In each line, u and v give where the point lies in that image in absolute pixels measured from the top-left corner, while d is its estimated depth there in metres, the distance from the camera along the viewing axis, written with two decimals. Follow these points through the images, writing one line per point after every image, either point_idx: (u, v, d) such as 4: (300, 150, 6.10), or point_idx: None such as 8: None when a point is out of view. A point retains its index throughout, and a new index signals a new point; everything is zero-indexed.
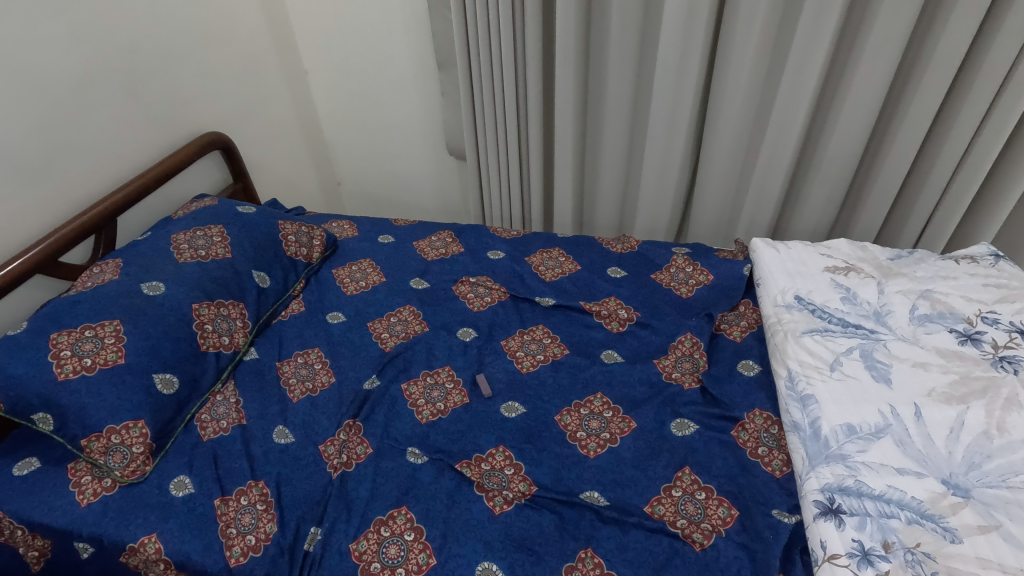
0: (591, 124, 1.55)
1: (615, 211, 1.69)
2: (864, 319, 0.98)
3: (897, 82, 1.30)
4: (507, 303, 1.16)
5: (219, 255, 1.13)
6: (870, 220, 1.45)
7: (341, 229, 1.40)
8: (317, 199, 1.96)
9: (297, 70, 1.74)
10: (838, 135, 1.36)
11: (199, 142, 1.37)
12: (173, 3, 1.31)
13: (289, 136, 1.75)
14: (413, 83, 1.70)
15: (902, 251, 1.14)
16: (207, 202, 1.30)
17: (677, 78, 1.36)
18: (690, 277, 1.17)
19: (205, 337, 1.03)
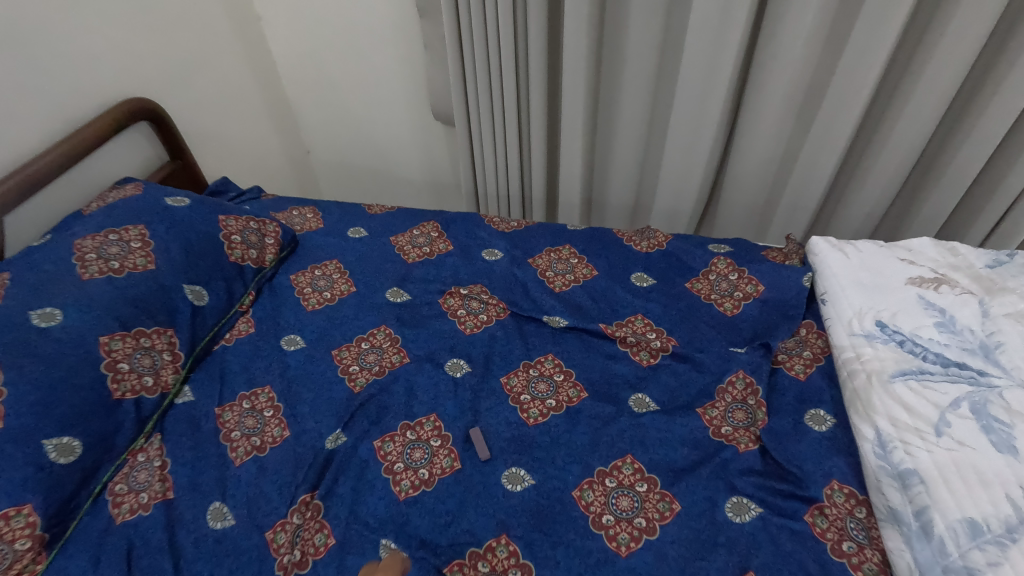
0: (606, 86, 1.27)
1: (631, 190, 1.43)
2: (969, 355, 0.76)
3: (999, 31, 1.02)
4: (508, 323, 0.92)
5: (139, 266, 0.88)
6: (941, 204, 1.21)
7: (304, 220, 1.15)
8: (288, 175, 1.69)
9: (248, 18, 1.42)
10: (915, 102, 1.09)
11: (117, 113, 1.08)
12: None
13: (244, 98, 1.46)
14: (389, 32, 1.40)
15: (1002, 255, 0.91)
16: (130, 190, 1.02)
17: (717, 28, 1.08)
18: (733, 287, 0.94)
19: (119, 381, 0.80)
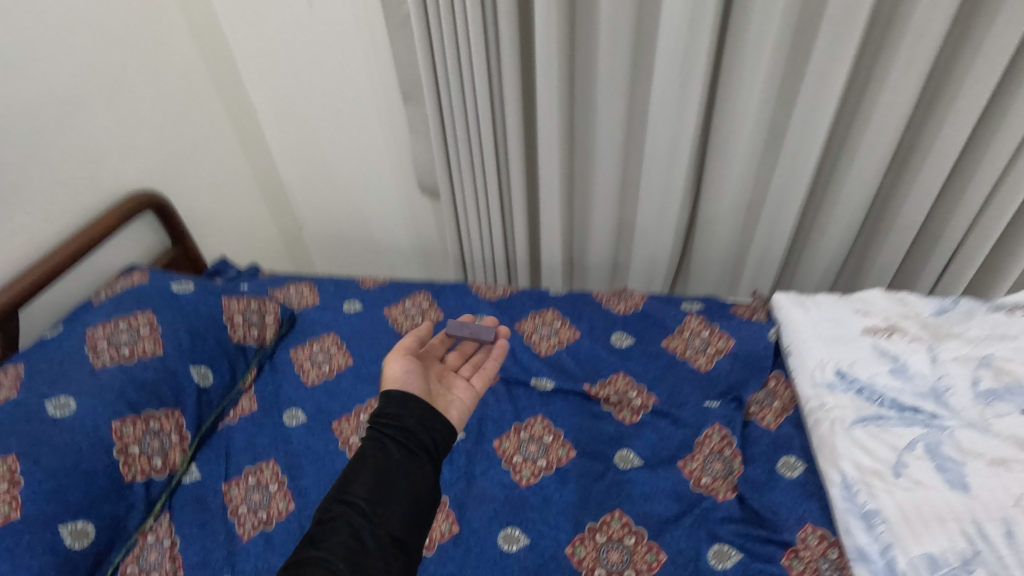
0: (580, 158, 1.38)
1: (610, 251, 1.52)
2: (921, 400, 0.83)
3: (923, 102, 1.15)
4: (498, 388, 0.98)
5: (147, 352, 0.94)
6: (892, 253, 1.31)
7: (300, 296, 1.22)
8: (281, 250, 1.76)
9: (244, 109, 1.53)
10: (858, 166, 1.21)
11: (126, 207, 1.16)
12: (89, 48, 1.12)
13: (240, 180, 1.55)
14: (377, 117, 1.51)
15: (945, 303, 1.00)
16: (134, 279, 1.08)
17: (677, 108, 1.19)
18: (707, 344, 1.01)
19: (130, 464, 0.84)
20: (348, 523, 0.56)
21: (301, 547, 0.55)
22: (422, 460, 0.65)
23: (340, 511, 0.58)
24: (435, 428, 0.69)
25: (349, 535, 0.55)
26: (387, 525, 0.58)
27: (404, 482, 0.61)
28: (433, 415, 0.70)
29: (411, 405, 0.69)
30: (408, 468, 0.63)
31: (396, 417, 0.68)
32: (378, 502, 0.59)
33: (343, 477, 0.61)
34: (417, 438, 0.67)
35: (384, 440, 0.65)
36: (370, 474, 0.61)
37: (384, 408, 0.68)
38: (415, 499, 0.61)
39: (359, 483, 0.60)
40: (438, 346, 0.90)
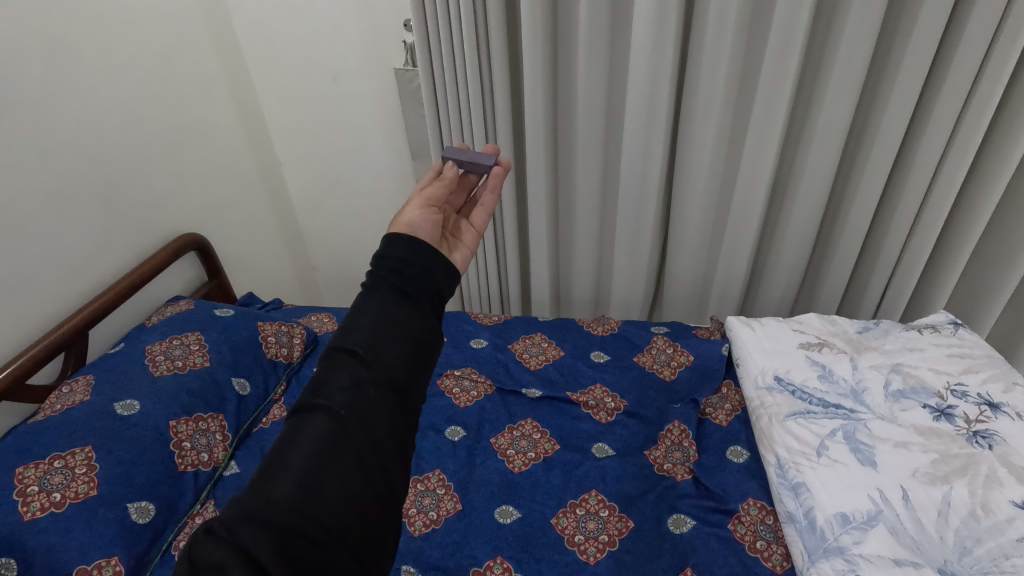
0: (564, 206, 1.60)
1: (592, 286, 1.72)
2: (843, 398, 1.01)
3: (845, 160, 1.39)
4: (494, 396, 1.15)
5: (196, 364, 1.11)
6: (834, 287, 1.52)
7: (322, 323, 1.41)
8: (296, 288, 1.94)
9: (272, 165, 1.75)
10: (796, 212, 1.43)
11: (175, 246, 1.38)
12: (150, 115, 1.35)
13: (264, 226, 1.75)
14: (388, 171, 1.74)
15: (868, 323, 1.20)
16: (182, 304, 1.28)
17: (643, 165, 1.42)
18: (671, 358, 1.20)
19: (183, 456, 0.99)
20: (347, 369, 0.52)
21: (302, 395, 0.51)
22: (427, 306, 0.60)
23: (339, 357, 0.53)
24: (445, 272, 0.63)
25: (350, 383, 0.51)
26: (389, 371, 0.53)
27: (406, 328, 0.56)
28: (444, 262, 0.64)
29: (421, 250, 0.63)
30: (414, 309, 0.58)
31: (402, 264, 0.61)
32: (378, 347, 0.54)
33: (343, 322, 0.56)
34: (420, 288, 0.61)
35: (384, 285, 0.59)
36: (372, 318, 0.55)
37: (391, 248, 0.62)
38: (420, 342, 0.57)
39: (357, 331, 0.54)
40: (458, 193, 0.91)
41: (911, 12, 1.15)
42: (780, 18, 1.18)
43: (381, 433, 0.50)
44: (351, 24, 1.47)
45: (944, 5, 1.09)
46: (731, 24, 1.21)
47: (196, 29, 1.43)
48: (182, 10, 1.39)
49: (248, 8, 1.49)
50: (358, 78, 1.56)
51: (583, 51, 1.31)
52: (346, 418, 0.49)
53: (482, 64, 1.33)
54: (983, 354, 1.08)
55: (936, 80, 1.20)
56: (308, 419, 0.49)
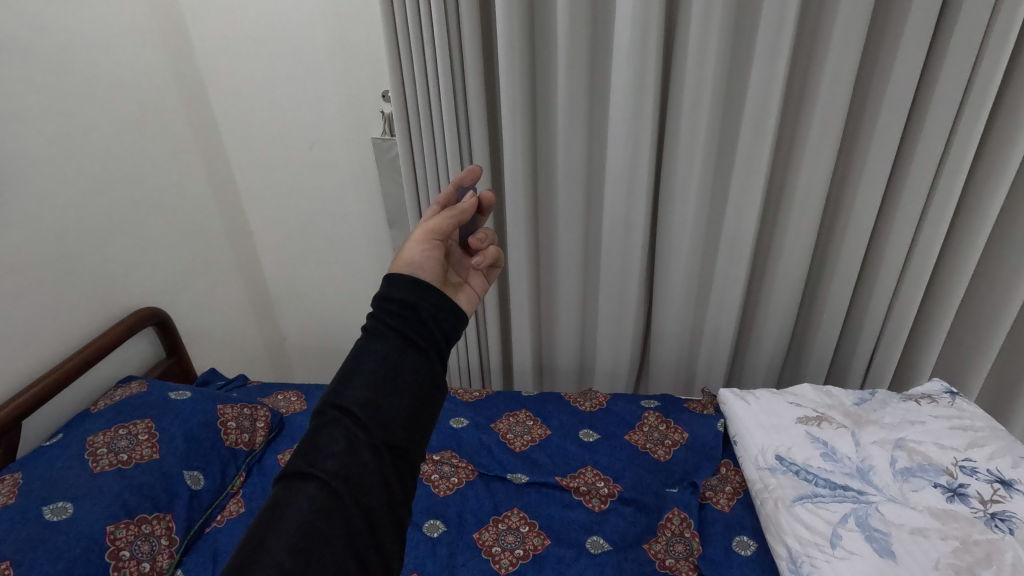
0: (546, 273, 1.56)
1: (576, 356, 1.67)
2: (850, 478, 0.95)
3: (823, 227, 1.40)
4: (476, 483, 1.06)
5: (144, 457, 0.99)
6: (821, 353, 1.49)
7: (289, 403, 1.32)
8: (264, 361, 1.83)
9: (242, 233, 1.68)
10: (779, 279, 1.42)
11: (132, 321, 1.29)
12: (113, 183, 1.29)
13: (232, 296, 1.67)
14: (364, 239, 1.69)
15: (864, 394, 1.15)
16: (132, 386, 1.18)
17: (625, 231, 1.40)
18: (665, 436, 1.14)
19: (120, 568, 0.86)
20: (343, 431, 0.56)
21: (297, 458, 0.55)
22: (426, 356, 0.64)
23: (335, 417, 0.57)
24: (445, 316, 0.67)
25: (346, 448, 0.55)
26: (384, 432, 0.58)
27: (405, 386, 0.60)
28: (446, 308, 0.67)
29: (422, 296, 0.67)
30: (410, 364, 0.62)
31: (401, 315, 0.65)
32: (373, 409, 0.58)
33: (341, 377, 0.60)
34: (426, 337, 0.65)
35: (389, 335, 0.63)
36: (369, 375, 0.59)
37: (392, 294, 0.66)
38: (415, 398, 0.61)
39: (353, 391, 0.58)
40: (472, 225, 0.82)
41: (877, 87, 1.19)
42: (754, 91, 1.21)
43: (373, 498, 0.54)
44: (328, 95, 1.47)
45: (909, 81, 1.14)
46: (707, 97, 1.23)
47: (168, 98, 1.41)
48: (155, 79, 1.37)
49: (225, 79, 1.48)
50: (335, 147, 1.54)
51: (562, 123, 1.31)
52: (338, 488, 0.53)
53: (461, 134, 1.32)
54: (985, 424, 1.04)
55: (907, 152, 1.23)
56: (301, 488, 0.52)
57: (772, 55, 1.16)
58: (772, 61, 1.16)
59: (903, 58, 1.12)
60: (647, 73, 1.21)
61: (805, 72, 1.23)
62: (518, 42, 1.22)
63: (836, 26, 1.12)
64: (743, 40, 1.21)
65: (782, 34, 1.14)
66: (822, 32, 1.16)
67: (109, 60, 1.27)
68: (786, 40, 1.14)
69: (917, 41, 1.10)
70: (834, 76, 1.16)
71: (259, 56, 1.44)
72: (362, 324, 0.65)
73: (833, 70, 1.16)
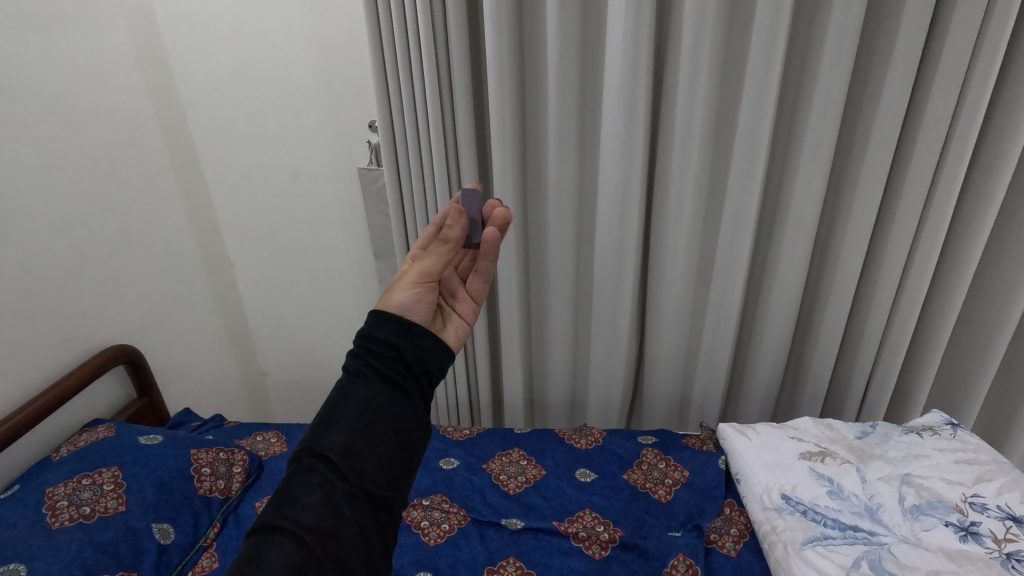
0: (536, 306, 1.53)
1: (567, 390, 1.62)
2: (859, 517, 0.91)
3: (815, 258, 1.39)
4: (469, 530, 1.00)
5: (109, 509, 0.92)
6: (815, 385, 1.47)
7: (269, 446, 1.25)
8: (241, 399, 1.75)
9: (222, 266, 1.63)
10: (773, 310, 1.41)
11: (102, 360, 1.23)
12: (85, 216, 1.24)
13: (209, 332, 1.60)
14: (349, 272, 1.65)
15: (865, 427, 1.13)
16: (100, 429, 1.11)
17: (617, 263, 1.38)
18: (664, 475, 1.10)
19: None
20: (320, 480, 0.57)
21: (273, 510, 0.56)
22: (410, 399, 0.65)
23: (314, 465, 0.58)
24: (428, 356, 0.69)
25: (322, 498, 0.56)
26: (362, 479, 0.58)
27: (387, 432, 0.61)
28: (431, 348, 0.69)
29: (405, 337, 0.68)
30: (391, 407, 0.63)
31: (385, 355, 0.67)
32: (351, 456, 0.58)
33: (321, 422, 0.61)
34: (410, 380, 0.67)
35: (374, 378, 0.64)
36: (349, 420, 0.61)
37: (375, 334, 0.67)
38: (397, 442, 0.61)
39: (332, 436, 0.59)
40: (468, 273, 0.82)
41: (865, 120, 1.20)
42: (743, 126, 1.21)
43: (349, 551, 0.54)
44: (314, 126, 1.44)
45: (896, 114, 1.15)
46: (697, 130, 1.23)
47: (147, 129, 1.37)
48: (133, 108, 1.33)
49: (207, 109, 1.45)
50: (320, 178, 1.51)
51: (552, 155, 1.30)
52: (313, 541, 0.53)
53: (450, 164, 1.30)
54: (990, 457, 1.01)
55: (895, 183, 1.24)
56: (275, 541, 0.53)
57: (762, 87, 1.16)
58: (761, 93, 1.17)
59: (889, 92, 1.14)
60: (638, 105, 1.21)
61: (793, 107, 1.24)
62: (508, 74, 1.21)
63: (824, 61, 1.14)
64: (733, 75, 1.22)
65: (771, 70, 1.15)
66: (809, 66, 1.18)
67: (85, 89, 1.23)
68: (775, 73, 1.15)
69: (903, 75, 1.12)
70: (822, 110, 1.17)
71: (244, 87, 1.42)
72: (345, 363, 0.67)
73: (821, 103, 1.17)
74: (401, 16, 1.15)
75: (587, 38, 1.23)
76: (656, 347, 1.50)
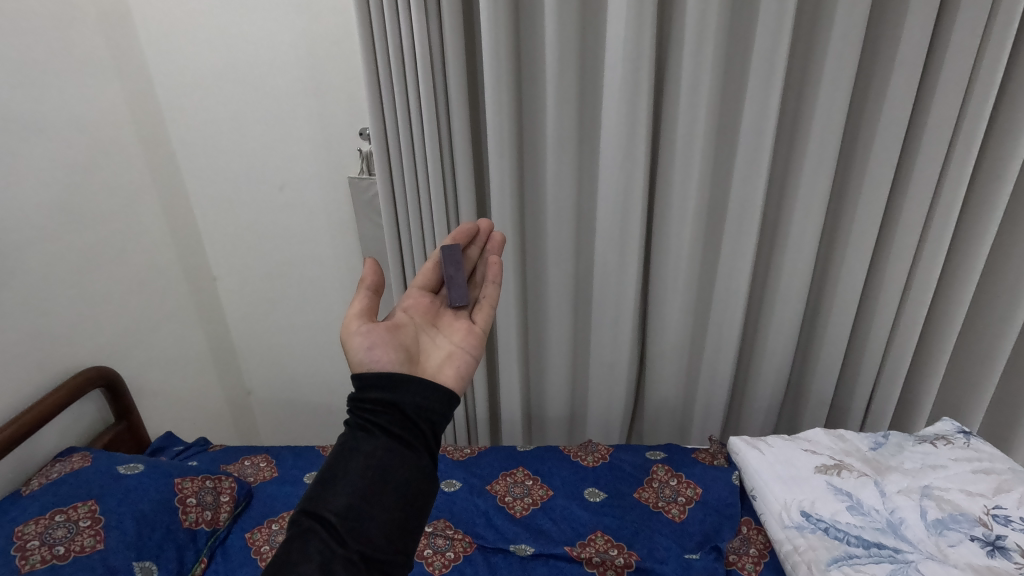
0: (534, 317, 1.48)
1: (566, 404, 1.58)
2: (882, 534, 0.88)
3: (818, 264, 1.37)
4: (475, 558, 0.94)
5: (86, 548, 0.85)
6: (819, 394, 1.45)
7: (258, 471, 1.19)
8: (225, 418, 1.67)
9: (205, 280, 1.56)
10: (776, 319, 1.38)
11: (75, 384, 1.15)
12: (56, 230, 1.16)
13: (190, 349, 1.52)
14: (338, 285, 1.58)
15: (878, 438, 1.10)
16: (75, 459, 1.03)
17: (618, 270, 1.34)
18: (676, 492, 1.06)
19: None
20: (319, 547, 0.56)
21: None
22: (416, 457, 0.65)
23: (313, 529, 0.57)
24: (432, 411, 0.69)
25: (320, 565, 0.55)
26: (364, 545, 0.57)
27: (391, 495, 0.61)
28: (433, 403, 0.70)
29: (403, 392, 0.69)
30: (397, 465, 0.62)
31: (387, 411, 0.67)
32: (353, 521, 0.58)
33: (321, 483, 0.61)
34: (416, 437, 0.67)
35: (378, 435, 0.65)
36: (349, 483, 0.60)
37: (371, 391, 0.69)
38: (401, 504, 0.61)
39: (334, 500, 0.59)
40: (452, 316, 0.88)
41: (869, 124, 1.18)
42: (747, 130, 1.19)
43: None
44: (301, 134, 1.38)
45: (901, 119, 1.13)
46: (699, 136, 1.20)
47: (124, 137, 1.30)
48: (110, 116, 1.27)
49: (188, 119, 1.39)
50: (308, 188, 1.45)
51: (551, 162, 1.26)
52: None
53: (445, 174, 1.25)
54: (1007, 466, 0.98)
55: (899, 190, 1.22)
56: None
57: (766, 91, 1.14)
58: (765, 98, 1.14)
59: (893, 97, 1.12)
60: (639, 110, 1.17)
61: (795, 111, 1.22)
62: (505, 80, 1.17)
63: (828, 64, 1.12)
64: (735, 79, 1.19)
65: (774, 74, 1.12)
66: (813, 69, 1.15)
67: (57, 95, 1.15)
68: (779, 77, 1.12)
69: (908, 78, 1.10)
70: (826, 115, 1.15)
71: (226, 95, 1.36)
72: (346, 421, 0.67)
73: (825, 109, 1.15)
74: (394, 20, 1.10)
75: (585, 43, 1.19)
76: (657, 359, 1.47)
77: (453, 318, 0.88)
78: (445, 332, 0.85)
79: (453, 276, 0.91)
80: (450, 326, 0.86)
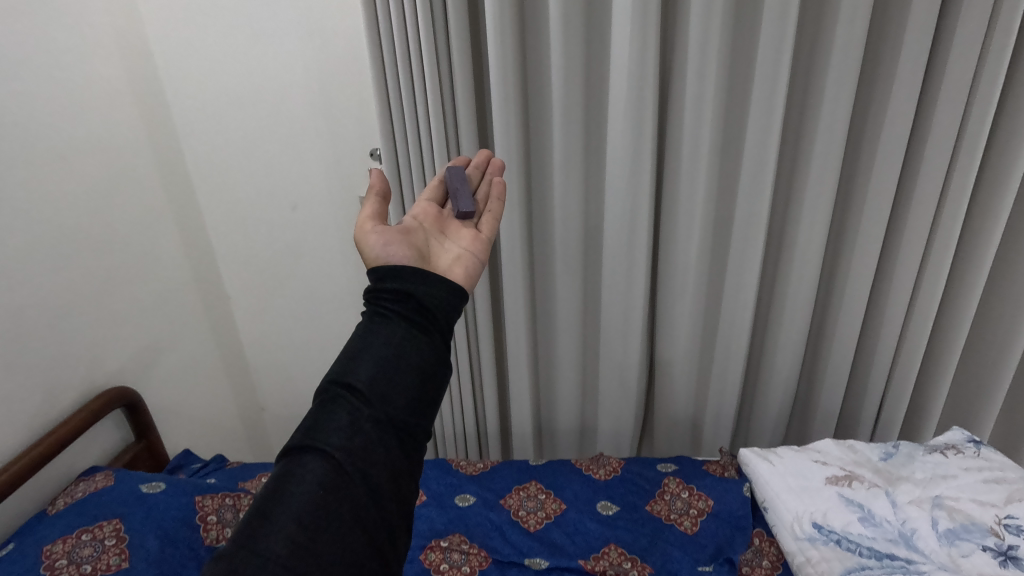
0: (543, 331, 1.50)
1: (576, 416, 1.59)
2: (894, 545, 0.89)
3: (824, 275, 1.38)
4: (490, 572, 0.96)
5: (111, 566, 0.87)
6: (828, 404, 1.45)
7: None
8: (238, 436, 1.69)
9: (219, 299, 1.59)
10: (784, 329, 1.39)
11: (96, 406, 1.17)
12: (77, 254, 1.19)
13: (205, 368, 1.55)
14: (349, 303, 1.61)
15: (888, 448, 1.11)
16: (98, 479, 1.05)
17: (626, 284, 1.36)
18: (688, 505, 1.07)
19: None
20: (348, 408, 0.57)
21: (301, 436, 0.56)
22: (434, 334, 0.66)
23: (341, 395, 0.58)
24: (447, 298, 0.70)
25: (351, 423, 0.56)
26: (391, 405, 0.58)
27: (413, 360, 0.62)
28: (447, 291, 0.70)
29: (418, 283, 0.69)
30: (417, 343, 0.63)
31: (406, 297, 0.67)
32: (380, 385, 0.59)
33: (346, 357, 0.61)
34: (434, 314, 0.67)
35: (398, 316, 0.65)
36: (370, 361, 0.60)
37: (388, 282, 0.68)
38: (423, 371, 0.62)
39: (360, 367, 0.59)
40: (458, 222, 0.90)
41: (870, 139, 1.21)
42: (750, 146, 1.21)
43: (380, 474, 0.54)
44: (313, 156, 1.42)
45: (902, 133, 1.16)
46: (704, 153, 1.23)
47: (143, 162, 1.34)
48: (128, 143, 1.31)
49: (204, 142, 1.43)
50: (321, 208, 1.48)
51: (559, 180, 1.29)
52: (345, 465, 0.53)
53: None
54: (1018, 475, 0.99)
55: (902, 202, 1.24)
56: (304, 466, 0.53)
57: (768, 109, 1.17)
58: (767, 116, 1.17)
59: (894, 112, 1.15)
60: (644, 129, 1.20)
61: (797, 127, 1.25)
62: (513, 102, 1.20)
63: (829, 82, 1.14)
64: (738, 97, 1.22)
65: (776, 92, 1.15)
66: (814, 87, 1.18)
67: (79, 123, 1.20)
68: (780, 95, 1.15)
69: (907, 94, 1.12)
70: (827, 130, 1.17)
71: (242, 119, 1.40)
72: (365, 307, 0.67)
73: (827, 125, 1.17)
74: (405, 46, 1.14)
75: (590, 65, 1.22)
76: (666, 370, 1.48)
77: (459, 226, 0.90)
78: (453, 236, 0.88)
79: (458, 190, 0.95)
80: (457, 232, 0.88)
